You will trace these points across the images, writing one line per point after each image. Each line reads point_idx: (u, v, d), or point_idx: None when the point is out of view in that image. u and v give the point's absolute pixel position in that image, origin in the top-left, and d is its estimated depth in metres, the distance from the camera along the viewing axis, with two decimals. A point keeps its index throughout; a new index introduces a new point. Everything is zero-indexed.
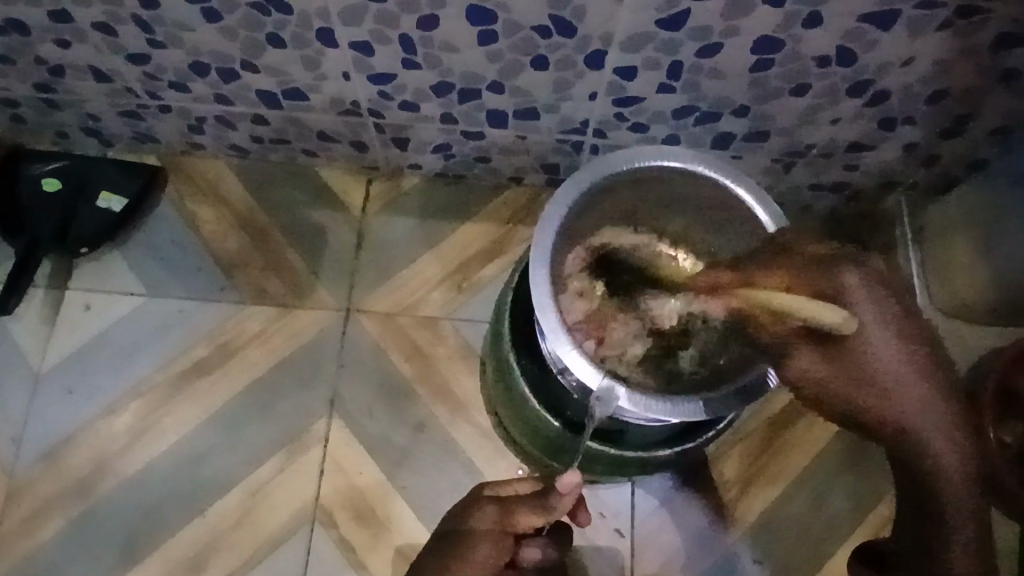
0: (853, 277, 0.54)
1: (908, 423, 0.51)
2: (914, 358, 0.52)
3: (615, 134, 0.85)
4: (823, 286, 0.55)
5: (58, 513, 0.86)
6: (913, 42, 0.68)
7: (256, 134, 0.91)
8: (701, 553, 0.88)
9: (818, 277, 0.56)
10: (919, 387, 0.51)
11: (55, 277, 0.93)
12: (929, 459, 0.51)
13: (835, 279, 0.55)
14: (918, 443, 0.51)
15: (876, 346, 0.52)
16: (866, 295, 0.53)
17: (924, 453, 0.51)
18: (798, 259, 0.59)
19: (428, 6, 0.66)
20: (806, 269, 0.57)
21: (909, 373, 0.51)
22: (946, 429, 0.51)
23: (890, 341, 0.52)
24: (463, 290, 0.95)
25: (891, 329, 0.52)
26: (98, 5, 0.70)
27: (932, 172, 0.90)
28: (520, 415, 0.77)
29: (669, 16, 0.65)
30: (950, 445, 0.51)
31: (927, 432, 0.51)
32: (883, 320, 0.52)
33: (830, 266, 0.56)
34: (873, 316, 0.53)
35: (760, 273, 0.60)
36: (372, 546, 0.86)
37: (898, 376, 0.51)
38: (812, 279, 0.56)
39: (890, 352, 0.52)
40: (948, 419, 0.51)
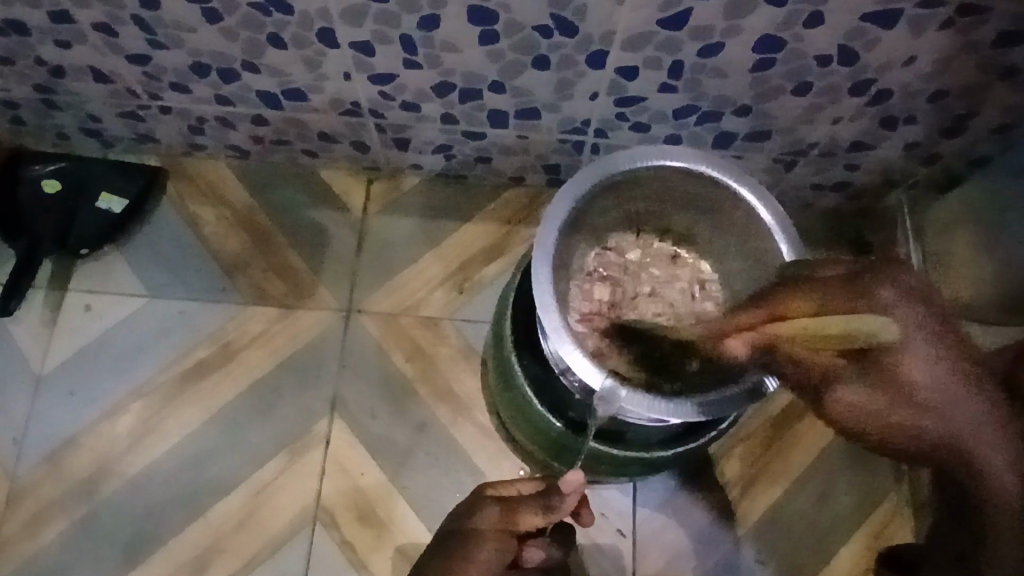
0: (889, 292, 0.49)
1: (962, 445, 0.46)
2: (966, 373, 0.46)
3: (616, 134, 0.85)
4: (857, 302, 0.49)
5: (60, 515, 0.86)
6: (914, 40, 0.68)
7: (256, 135, 0.91)
8: (704, 553, 0.88)
9: (852, 295, 0.50)
10: (972, 405, 0.46)
11: (55, 279, 0.93)
12: (986, 483, 0.46)
13: (872, 295, 0.49)
14: (977, 464, 0.46)
15: (920, 363, 0.47)
16: (907, 308, 0.48)
17: (982, 473, 0.46)
18: (830, 279, 0.53)
19: (429, 5, 0.66)
20: (841, 289, 0.51)
21: (961, 392, 0.46)
22: (1006, 445, 0.46)
23: (936, 359, 0.46)
24: (464, 290, 0.94)
25: (936, 344, 0.47)
26: (98, 6, 0.70)
27: (933, 171, 0.90)
28: (522, 415, 0.77)
29: (671, 16, 0.65)
30: (1013, 467, 0.46)
31: (986, 453, 0.46)
32: (928, 333, 0.47)
33: (867, 281, 0.50)
34: (917, 335, 0.47)
35: (786, 299, 0.55)
36: (375, 547, 0.86)
37: (945, 393, 0.46)
38: (845, 298, 0.50)
39: (936, 370, 0.46)
40: (1010, 437, 0.46)
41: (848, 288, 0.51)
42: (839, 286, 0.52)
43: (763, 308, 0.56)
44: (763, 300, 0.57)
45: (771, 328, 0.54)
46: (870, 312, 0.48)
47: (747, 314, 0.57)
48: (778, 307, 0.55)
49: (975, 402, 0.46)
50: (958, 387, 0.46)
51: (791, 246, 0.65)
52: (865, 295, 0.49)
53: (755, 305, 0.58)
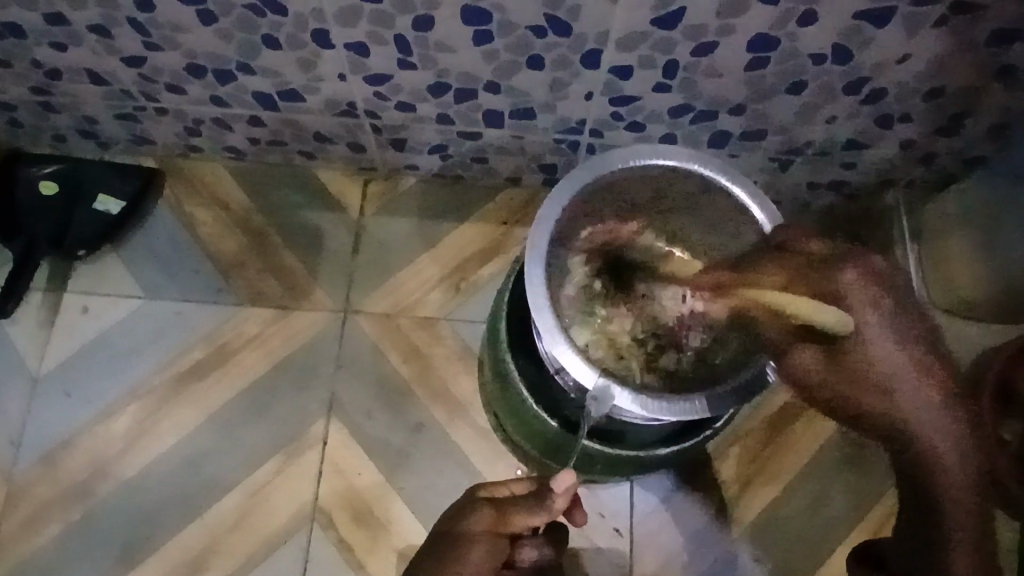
0: (849, 277, 0.54)
1: (907, 424, 0.52)
2: (916, 357, 0.52)
3: (611, 134, 0.85)
4: (821, 286, 0.55)
5: (57, 516, 0.86)
6: (909, 38, 0.68)
7: (252, 136, 0.91)
8: (701, 552, 0.88)
9: (814, 278, 0.56)
10: (917, 383, 0.52)
11: (52, 280, 0.93)
12: (935, 458, 0.52)
13: (834, 278, 0.55)
14: (917, 439, 0.52)
15: (876, 347, 0.52)
16: (860, 293, 0.54)
17: (924, 446, 0.52)
18: (804, 261, 0.58)
19: (422, 6, 0.66)
20: (816, 272, 0.56)
21: (909, 373, 0.52)
22: (948, 422, 0.52)
23: (887, 342, 0.52)
24: (460, 290, 0.95)
25: (888, 327, 0.52)
26: (94, 8, 0.70)
27: (930, 170, 0.90)
28: (517, 414, 0.77)
29: (665, 15, 0.65)
30: (954, 442, 0.52)
31: (931, 430, 0.52)
32: (882, 320, 0.53)
33: (829, 266, 0.56)
34: (871, 318, 0.53)
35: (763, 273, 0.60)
36: (372, 548, 0.86)
37: (894, 372, 0.52)
38: (813, 280, 0.56)
39: (886, 351, 0.52)
40: (951, 414, 0.52)
41: (815, 272, 0.56)
42: (809, 267, 0.57)
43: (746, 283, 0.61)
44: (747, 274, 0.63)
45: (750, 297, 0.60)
46: (831, 297, 0.54)
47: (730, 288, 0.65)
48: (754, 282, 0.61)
49: (922, 383, 0.52)
50: (908, 370, 0.52)
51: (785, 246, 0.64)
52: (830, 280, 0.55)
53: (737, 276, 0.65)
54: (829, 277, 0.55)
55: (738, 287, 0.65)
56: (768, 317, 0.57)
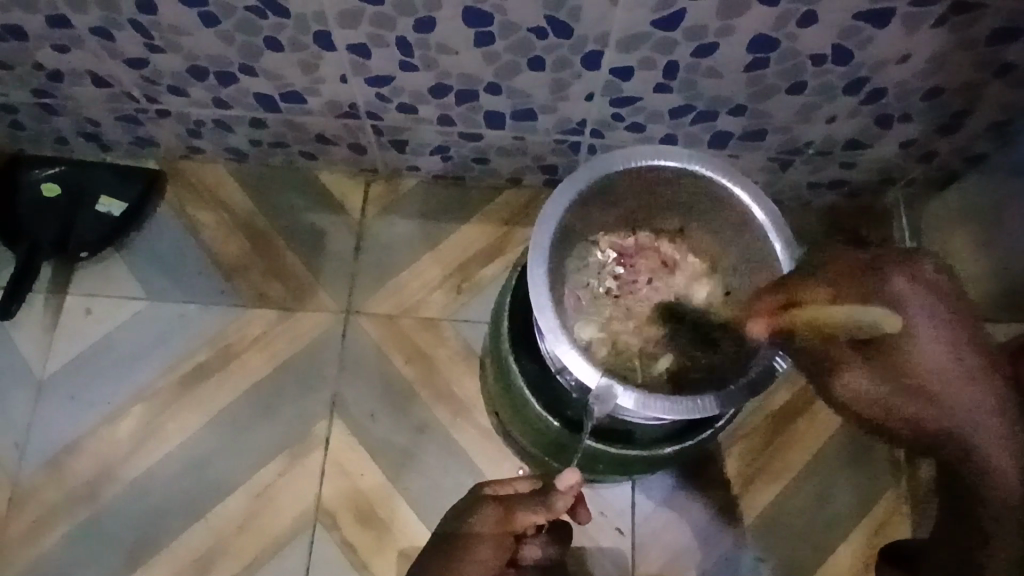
0: (903, 282, 0.50)
1: (957, 434, 0.49)
2: (970, 365, 0.47)
3: (612, 134, 0.85)
4: (869, 292, 0.51)
5: (62, 518, 0.86)
6: (908, 38, 0.68)
7: (254, 138, 0.91)
8: (704, 551, 0.88)
9: (863, 284, 0.52)
10: (973, 395, 0.47)
11: (55, 283, 0.94)
12: (982, 468, 0.49)
13: (883, 282, 0.51)
14: (972, 452, 0.49)
15: (926, 355, 0.48)
16: (917, 297, 0.49)
17: (981, 460, 0.49)
18: (852, 267, 0.54)
19: (424, 8, 0.66)
20: (860, 278, 0.53)
21: (964, 380, 0.48)
22: (1004, 435, 0.48)
23: (940, 349, 0.48)
24: (463, 291, 0.95)
25: (942, 334, 0.48)
26: (96, 10, 0.70)
27: (929, 168, 0.90)
28: (520, 414, 0.77)
29: (665, 15, 0.65)
30: (1009, 455, 0.48)
31: (984, 441, 0.48)
32: (933, 326, 0.48)
33: (880, 270, 0.51)
34: (924, 325, 0.48)
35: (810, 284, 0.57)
36: (376, 548, 0.86)
37: (948, 381, 0.48)
38: (863, 286, 0.52)
39: (940, 358, 0.48)
40: (1008, 427, 0.48)
41: (866, 276, 0.52)
42: (858, 274, 0.53)
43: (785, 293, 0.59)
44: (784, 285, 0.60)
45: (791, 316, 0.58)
46: (879, 303, 0.50)
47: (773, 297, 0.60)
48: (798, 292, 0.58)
49: (976, 393, 0.47)
50: (960, 378, 0.48)
51: (785, 245, 0.65)
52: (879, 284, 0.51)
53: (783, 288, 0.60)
54: (878, 280, 0.51)
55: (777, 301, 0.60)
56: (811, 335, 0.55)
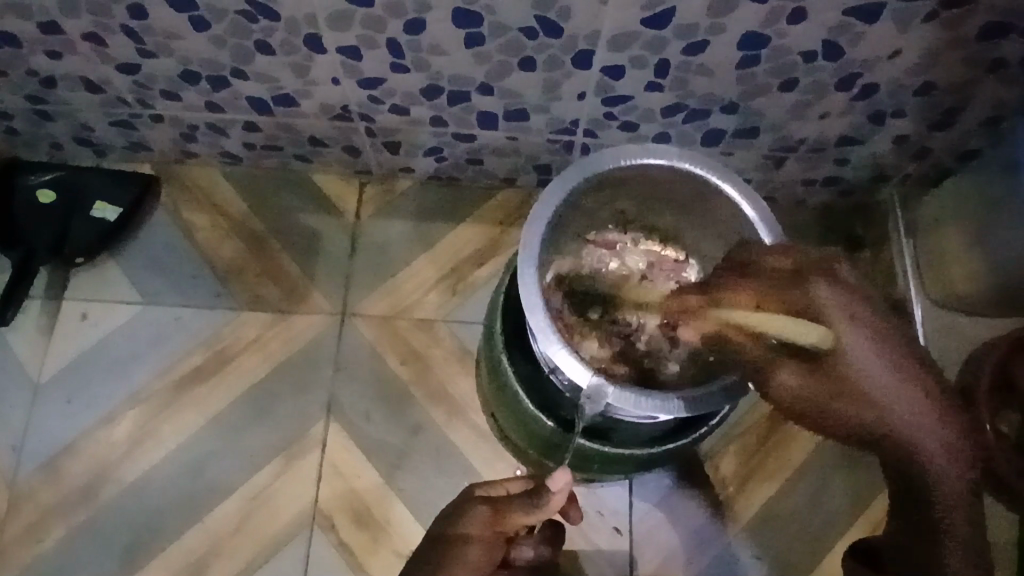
0: (825, 291, 0.52)
1: (895, 431, 0.50)
2: (901, 368, 0.50)
3: (605, 133, 0.85)
4: (794, 302, 0.52)
5: (60, 521, 0.87)
6: (899, 34, 0.68)
7: (248, 141, 0.92)
8: (700, 550, 0.88)
9: (786, 292, 0.53)
10: (909, 393, 0.50)
11: (51, 288, 0.94)
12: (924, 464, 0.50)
13: (807, 293, 0.52)
14: (908, 447, 0.50)
15: (861, 361, 0.50)
16: (838, 301, 0.51)
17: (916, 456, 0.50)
18: (772, 275, 0.55)
19: (414, 9, 0.66)
20: (779, 285, 0.54)
21: (907, 381, 0.50)
22: (936, 431, 0.50)
23: (875, 356, 0.50)
24: (457, 292, 0.95)
25: (877, 345, 0.50)
26: (88, 16, 0.71)
27: (923, 164, 0.90)
28: (514, 414, 0.77)
29: (655, 14, 0.65)
30: (944, 445, 0.50)
31: (922, 435, 0.50)
32: (862, 334, 0.50)
33: (801, 278, 0.53)
34: (854, 334, 0.50)
35: (727, 290, 0.58)
36: (372, 550, 0.86)
37: (886, 381, 0.50)
38: (786, 294, 0.53)
39: (879, 363, 0.50)
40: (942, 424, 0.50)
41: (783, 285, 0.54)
42: (780, 282, 0.54)
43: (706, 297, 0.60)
44: (708, 285, 0.61)
45: (717, 319, 0.57)
46: (805, 311, 0.52)
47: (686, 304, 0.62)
48: (719, 301, 0.58)
49: (907, 388, 0.50)
50: (894, 376, 0.50)
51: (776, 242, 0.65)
52: (804, 293, 0.52)
53: (697, 293, 0.62)
54: (800, 290, 0.53)
55: (702, 310, 0.60)
56: (738, 337, 0.55)
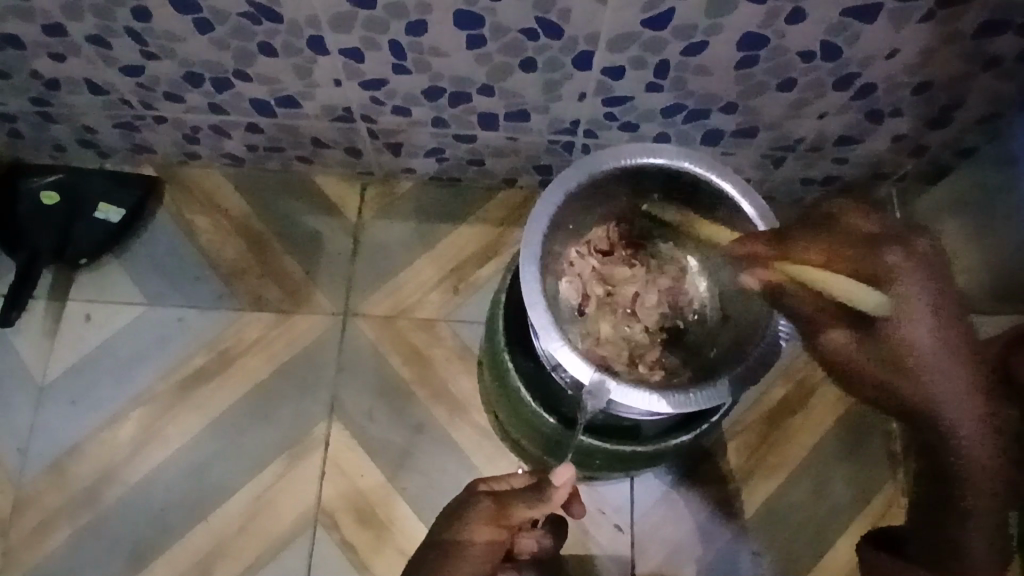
0: (899, 256, 0.52)
1: (930, 408, 0.51)
2: (952, 340, 0.50)
3: (605, 133, 0.86)
4: (867, 265, 0.53)
5: (65, 522, 0.87)
6: (896, 34, 0.69)
7: (250, 143, 0.92)
8: (703, 546, 0.88)
9: (864, 255, 0.54)
10: (953, 370, 0.50)
11: (56, 290, 0.94)
12: (954, 439, 0.50)
13: (881, 258, 0.53)
14: (941, 423, 0.51)
15: (913, 324, 0.51)
16: (912, 270, 0.51)
17: (945, 433, 0.50)
18: (852, 235, 0.56)
19: (415, 11, 0.67)
20: (855, 248, 0.55)
21: (952, 357, 0.50)
22: (975, 411, 0.50)
23: (925, 326, 0.50)
24: (459, 291, 0.96)
25: (931, 315, 0.51)
26: (91, 19, 0.71)
27: (921, 162, 0.91)
28: (518, 413, 0.78)
29: (654, 15, 0.66)
30: (986, 444, 0.50)
31: (961, 423, 0.50)
32: (924, 302, 0.51)
33: (877, 243, 0.54)
34: (918, 304, 0.51)
35: (800, 247, 0.58)
36: (376, 548, 0.87)
37: (932, 352, 0.50)
38: (859, 259, 0.54)
39: (932, 332, 0.50)
40: (978, 408, 0.50)
41: (862, 248, 0.54)
42: (854, 244, 0.55)
43: (776, 250, 0.60)
44: (780, 235, 0.61)
45: (782, 271, 0.58)
46: (875, 275, 0.53)
47: (758, 253, 0.61)
48: (791, 256, 0.59)
49: (956, 376, 0.50)
50: (945, 358, 0.50)
51: None
52: (880, 257, 0.53)
53: (772, 240, 0.61)
54: (877, 256, 0.53)
55: (773, 254, 0.60)
56: (804, 291, 0.58)
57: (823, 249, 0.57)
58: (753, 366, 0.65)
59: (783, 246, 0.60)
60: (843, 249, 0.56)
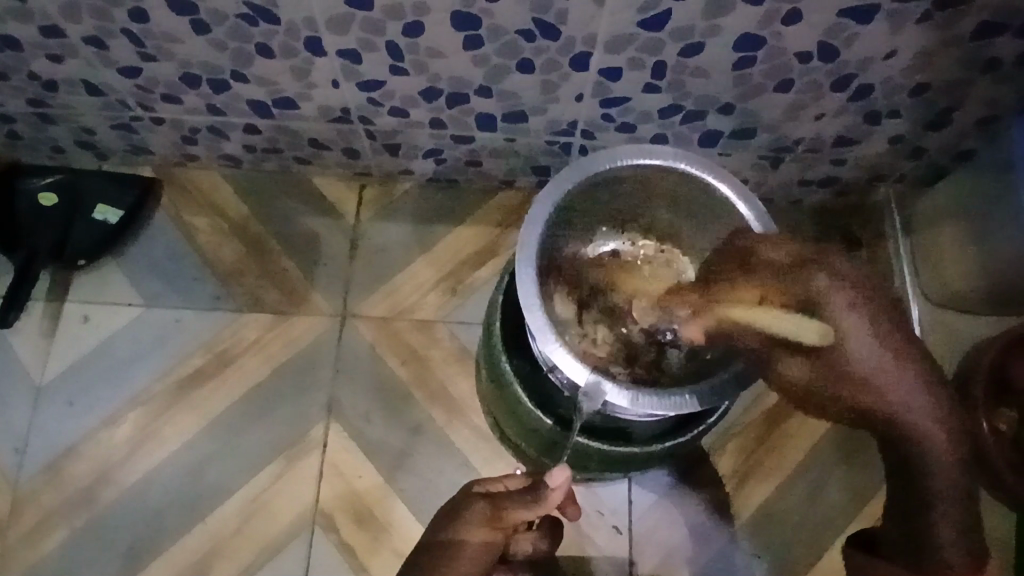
0: (823, 282, 0.63)
1: (895, 413, 0.63)
2: (890, 351, 0.62)
3: (603, 135, 0.86)
4: (800, 294, 0.63)
5: (62, 523, 0.87)
6: (894, 35, 0.69)
7: (248, 144, 0.92)
8: (700, 549, 0.88)
9: (797, 287, 0.63)
10: (897, 378, 0.62)
11: (53, 290, 0.94)
12: (912, 438, 0.64)
13: (807, 287, 0.63)
14: (908, 423, 0.63)
15: (855, 345, 0.62)
16: (837, 292, 0.63)
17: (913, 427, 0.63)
18: (769, 271, 0.64)
19: (412, 12, 0.67)
20: (788, 282, 0.64)
21: (891, 368, 0.62)
22: (926, 405, 0.63)
23: (866, 345, 0.62)
24: (457, 293, 0.95)
25: (869, 336, 0.62)
26: (88, 20, 0.71)
27: (919, 164, 0.90)
28: (514, 415, 0.78)
29: (651, 16, 0.66)
30: (936, 423, 0.63)
31: (919, 421, 0.63)
32: (862, 324, 0.62)
33: (802, 269, 0.64)
34: (856, 329, 0.62)
35: (731, 290, 0.66)
36: (372, 549, 0.87)
37: (883, 366, 0.62)
38: (794, 294, 0.63)
39: (874, 349, 0.62)
40: (929, 401, 0.63)
41: (788, 277, 0.64)
42: (782, 276, 0.64)
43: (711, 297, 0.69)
44: (714, 284, 0.70)
45: (721, 314, 0.66)
46: (806, 304, 0.63)
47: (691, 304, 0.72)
48: (720, 302, 0.67)
49: (908, 380, 0.62)
50: (886, 367, 0.62)
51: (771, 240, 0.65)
52: (807, 288, 0.63)
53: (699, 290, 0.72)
54: (804, 284, 0.63)
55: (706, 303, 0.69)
56: (738, 328, 0.64)
57: (751, 290, 0.65)
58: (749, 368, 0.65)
59: (715, 293, 0.68)
60: (772, 287, 0.64)
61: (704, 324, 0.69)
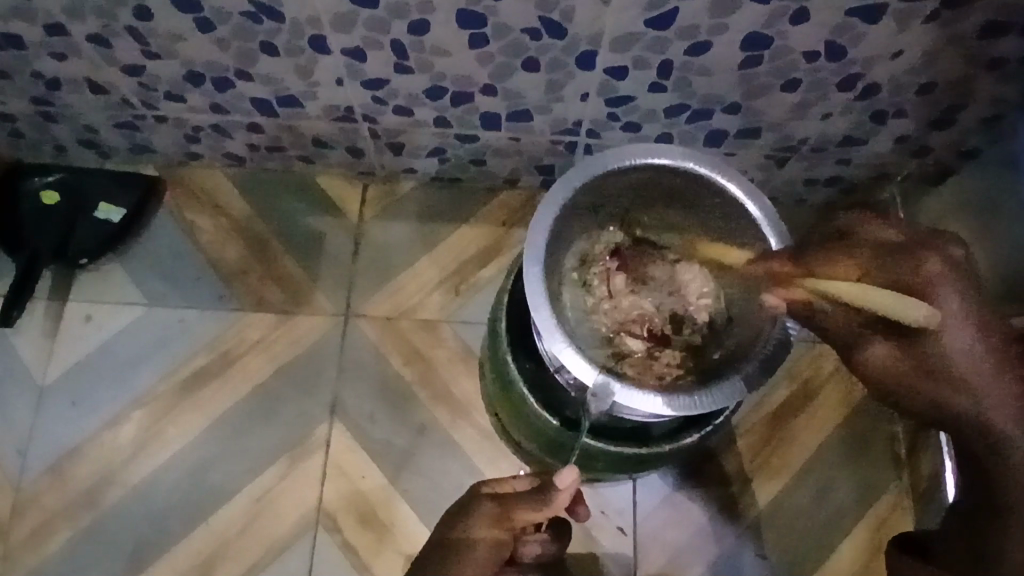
0: (934, 267, 0.53)
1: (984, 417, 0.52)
2: (985, 344, 0.52)
3: (607, 134, 0.85)
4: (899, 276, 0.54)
5: (64, 524, 0.87)
6: (900, 33, 0.68)
7: (251, 143, 0.92)
8: (705, 549, 0.88)
9: (897, 268, 0.54)
10: (984, 375, 0.52)
11: (56, 290, 0.94)
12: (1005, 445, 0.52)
13: (919, 271, 0.53)
14: (987, 429, 0.52)
15: (953, 339, 0.52)
16: (948, 283, 0.52)
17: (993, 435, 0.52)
18: (869, 247, 0.56)
19: (417, 11, 0.66)
20: (885, 258, 0.55)
21: (981, 367, 0.52)
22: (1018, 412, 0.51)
23: (963, 338, 0.52)
24: (461, 292, 0.95)
25: (966, 325, 0.52)
26: (92, 19, 0.71)
27: (924, 163, 0.90)
28: (521, 415, 0.77)
29: (657, 15, 0.65)
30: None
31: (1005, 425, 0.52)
32: (959, 313, 0.52)
33: (913, 253, 0.54)
34: (954, 317, 0.52)
35: (824, 264, 0.57)
36: (377, 550, 0.86)
37: (975, 361, 0.52)
38: (895, 273, 0.54)
39: (969, 344, 0.52)
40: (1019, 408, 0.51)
41: (888, 258, 0.55)
42: (885, 257, 0.55)
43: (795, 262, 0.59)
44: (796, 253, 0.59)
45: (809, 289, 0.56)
46: (911, 288, 0.53)
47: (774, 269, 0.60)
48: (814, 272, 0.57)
49: (994, 378, 0.52)
50: (980, 361, 0.52)
51: (779, 239, 0.65)
52: (913, 269, 0.54)
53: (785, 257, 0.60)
54: (911, 268, 0.54)
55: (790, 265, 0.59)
56: (839, 310, 0.54)
57: (852, 266, 0.56)
58: (760, 365, 0.65)
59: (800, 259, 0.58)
60: (874, 265, 0.55)
61: (786, 298, 0.58)
